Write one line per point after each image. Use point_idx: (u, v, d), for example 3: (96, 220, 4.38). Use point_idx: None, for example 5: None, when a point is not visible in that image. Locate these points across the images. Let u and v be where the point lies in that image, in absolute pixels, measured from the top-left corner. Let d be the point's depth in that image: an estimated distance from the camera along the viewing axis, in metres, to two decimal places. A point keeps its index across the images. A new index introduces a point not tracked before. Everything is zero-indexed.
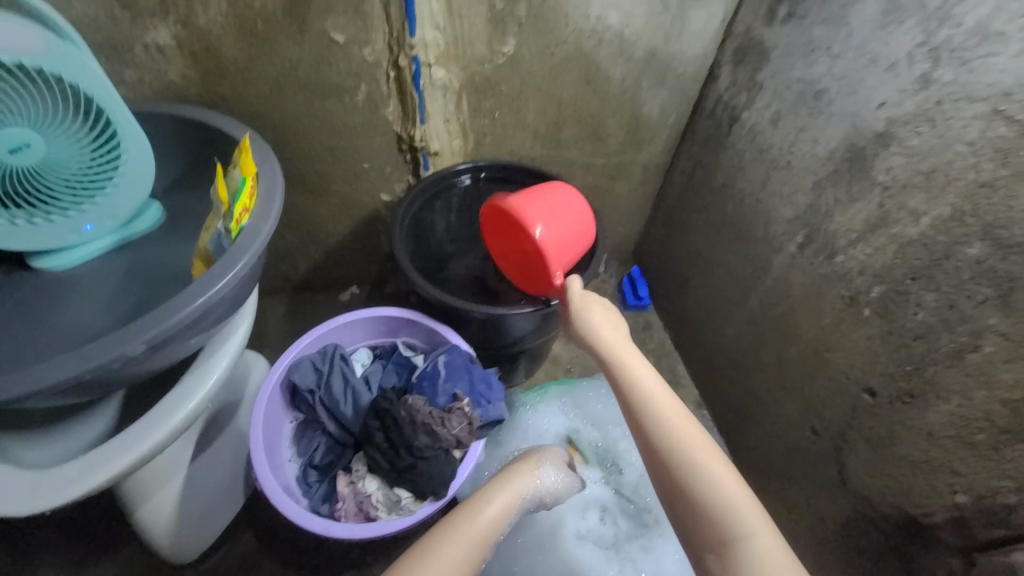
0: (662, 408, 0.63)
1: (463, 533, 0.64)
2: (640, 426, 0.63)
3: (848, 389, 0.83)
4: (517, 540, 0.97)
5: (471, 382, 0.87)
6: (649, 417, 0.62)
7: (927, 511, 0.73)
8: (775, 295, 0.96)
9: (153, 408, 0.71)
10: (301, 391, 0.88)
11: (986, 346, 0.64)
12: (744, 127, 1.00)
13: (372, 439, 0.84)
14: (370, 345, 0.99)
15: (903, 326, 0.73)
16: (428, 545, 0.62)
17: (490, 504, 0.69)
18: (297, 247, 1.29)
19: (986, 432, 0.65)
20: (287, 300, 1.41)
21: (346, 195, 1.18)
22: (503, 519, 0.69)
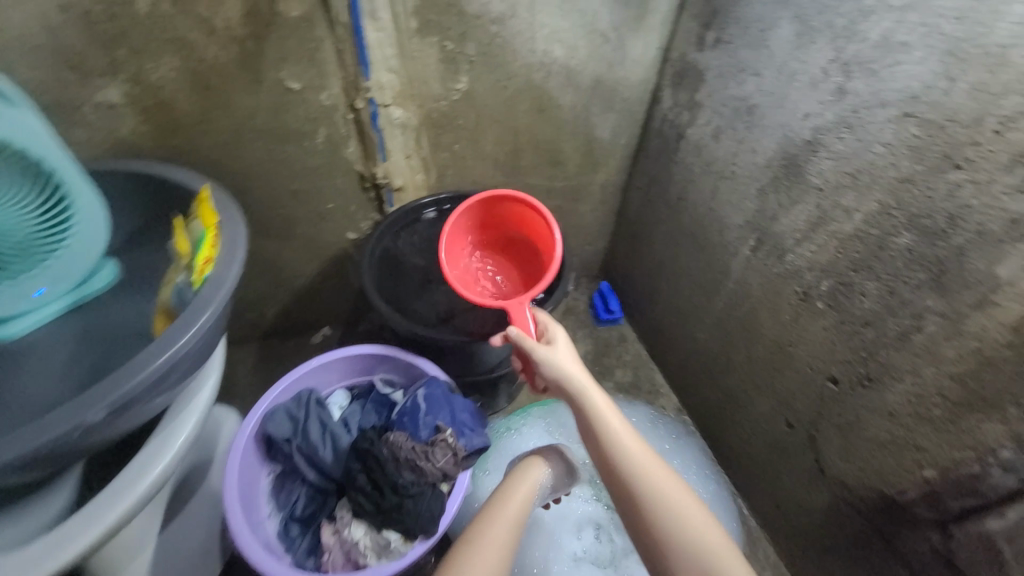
0: (640, 460, 0.66)
1: (489, 538, 0.66)
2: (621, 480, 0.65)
3: (813, 380, 0.87)
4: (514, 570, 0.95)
5: (452, 412, 0.86)
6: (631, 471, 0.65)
7: (901, 489, 0.76)
8: (737, 297, 1.01)
9: (117, 476, 0.67)
10: (277, 441, 0.85)
11: (927, 327, 0.69)
12: (690, 143, 1.06)
13: (355, 483, 0.81)
14: (346, 385, 0.97)
15: (853, 315, 0.78)
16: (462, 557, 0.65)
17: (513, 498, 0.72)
18: (264, 292, 1.27)
19: (940, 406, 0.69)
20: (257, 348, 1.37)
21: (312, 237, 1.18)
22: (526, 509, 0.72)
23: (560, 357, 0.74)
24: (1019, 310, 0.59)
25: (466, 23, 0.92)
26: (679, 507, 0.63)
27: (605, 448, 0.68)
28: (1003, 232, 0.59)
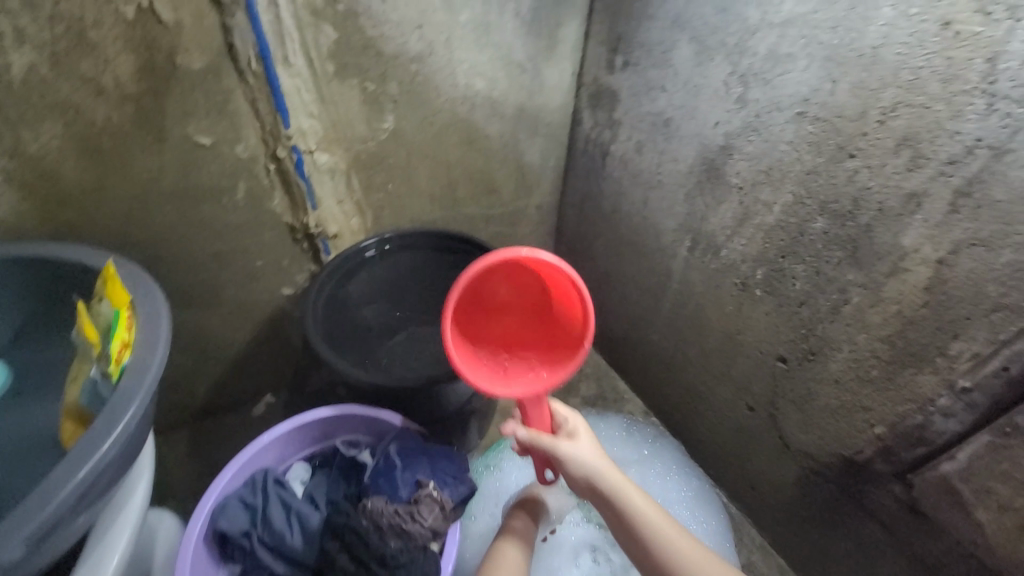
0: (684, 548, 0.68)
1: None
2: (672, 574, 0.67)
3: (764, 362, 0.93)
4: None
5: (431, 462, 0.80)
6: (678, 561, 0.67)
7: (859, 450, 0.82)
8: (683, 297, 1.06)
9: None
10: (233, 538, 0.74)
11: (853, 298, 0.76)
12: (615, 158, 1.12)
13: (336, 564, 0.73)
14: (306, 455, 0.89)
15: (789, 297, 0.85)
16: None
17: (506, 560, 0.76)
18: (191, 368, 1.13)
19: (877, 366, 0.76)
20: (189, 431, 1.22)
21: (241, 299, 1.08)
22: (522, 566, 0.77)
23: (587, 455, 0.71)
24: (927, 272, 0.68)
25: (384, 64, 0.92)
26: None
27: (649, 547, 0.68)
28: (901, 207, 0.68)
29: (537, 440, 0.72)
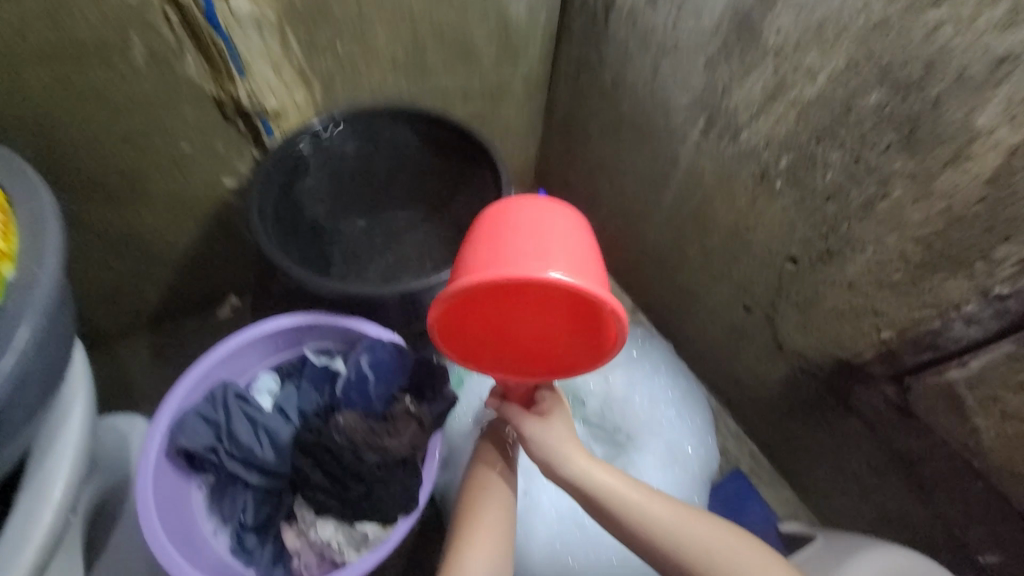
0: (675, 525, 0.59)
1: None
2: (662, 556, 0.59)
3: (772, 262, 0.85)
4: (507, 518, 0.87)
5: (406, 375, 0.74)
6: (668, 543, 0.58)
7: (857, 353, 0.79)
8: (688, 188, 0.94)
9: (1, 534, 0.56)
10: (199, 453, 0.70)
11: (894, 191, 0.66)
12: (622, 13, 0.90)
13: (309, 479, 0.68)
14: (273, 365, 0.82)
15: (815, 189, 0.74)
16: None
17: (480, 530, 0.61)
18: (134, 270, 1.01)
19: (903, 269, 0.69)
20: (148, 335, 1.13)
21: (175, 192, 0.93)
22: (495, 535, 0.61)
23: (555, 435, 0.64)
24: (995, 160, 0.57)
25: None
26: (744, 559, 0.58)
27: (626, 529, 0.60)
28: (984, 75, 0.55)
29: (506, 404, 0.67)
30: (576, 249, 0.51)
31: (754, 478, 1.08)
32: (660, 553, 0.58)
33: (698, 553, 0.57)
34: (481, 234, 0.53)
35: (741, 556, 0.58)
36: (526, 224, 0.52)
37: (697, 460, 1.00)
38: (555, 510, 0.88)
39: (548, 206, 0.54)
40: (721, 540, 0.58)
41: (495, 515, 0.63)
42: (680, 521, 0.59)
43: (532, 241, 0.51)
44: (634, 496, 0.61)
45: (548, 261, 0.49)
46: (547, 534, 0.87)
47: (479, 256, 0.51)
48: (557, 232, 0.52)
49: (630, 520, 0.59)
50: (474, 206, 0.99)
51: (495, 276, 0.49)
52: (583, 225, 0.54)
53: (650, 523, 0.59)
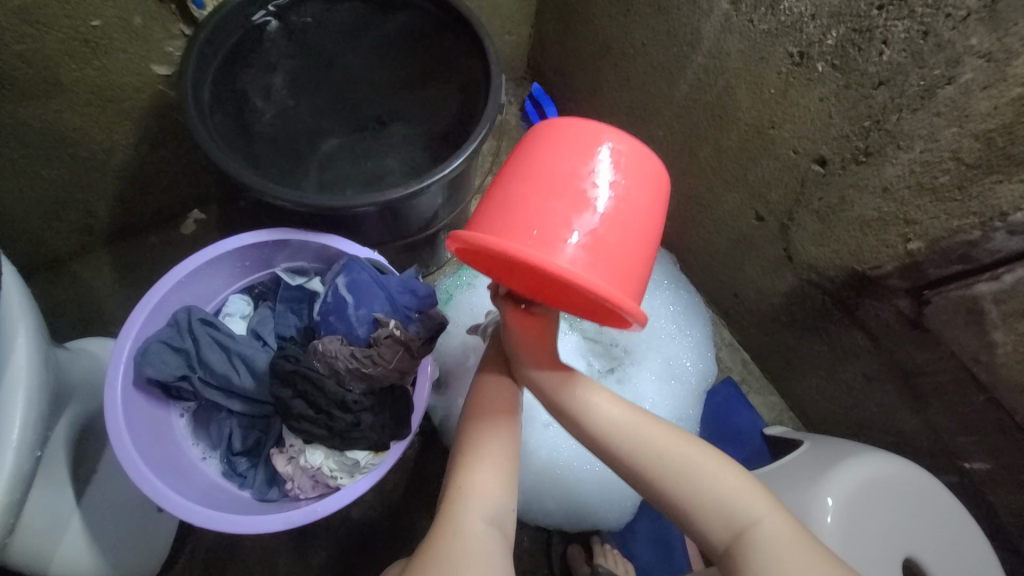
0: (639, 434, 0.55)
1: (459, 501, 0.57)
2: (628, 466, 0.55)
3: (796, 165, 0.76)
4: None
5: (391, 297, 0.68)
6: (632, 453, 0.55)
7: (876, 266, 0.73)
8: (708, 75, 0.80)
9: None
10: (171, 382, 0.66)
11: (963, 76, 0.55)
12: None
13: (292, 410, 0.64)
14: (242, 287, 0.76)
15: (864, 73, 0.62)
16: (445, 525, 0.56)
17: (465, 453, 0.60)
18: (70, 180, 0.89)
19: (951, 171, 0.60)
20: (106, 255, 1.02)
21: (95, 83, 0.78)
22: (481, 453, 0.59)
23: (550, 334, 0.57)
24: None
25: None
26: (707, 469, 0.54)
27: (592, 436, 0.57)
28: None
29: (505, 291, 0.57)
30: (638, 236, 0.48)
31: (744, 386, 1.09)
32: (614, 452, 0.55)
33: (651, 456, 0.54)
34: (539, 183, 0.48)
35: (696, 462, 0.54)
36: (594, 192, 0.47)
37: (696, 375, 1.02)
38: (553, 425, 0.90)
39: (625, 176, 0.48)
40: (681, 451, 0.54)
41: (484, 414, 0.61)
42: (638, 425, 0.56)
43: (600, 221, 0.46)
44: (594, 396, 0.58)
45: (601, 247, 0.45)
46: (543, 447, 0.89)
47: (528, 216, 0.46)
48: (622, 212, 0.47)
49: (586, 421, 0.56)
50: (456, 100, 0.85)
51: (543, 260, 0.44)
52: (651, 208, 0.49)
53: (614, 430, 0.56)
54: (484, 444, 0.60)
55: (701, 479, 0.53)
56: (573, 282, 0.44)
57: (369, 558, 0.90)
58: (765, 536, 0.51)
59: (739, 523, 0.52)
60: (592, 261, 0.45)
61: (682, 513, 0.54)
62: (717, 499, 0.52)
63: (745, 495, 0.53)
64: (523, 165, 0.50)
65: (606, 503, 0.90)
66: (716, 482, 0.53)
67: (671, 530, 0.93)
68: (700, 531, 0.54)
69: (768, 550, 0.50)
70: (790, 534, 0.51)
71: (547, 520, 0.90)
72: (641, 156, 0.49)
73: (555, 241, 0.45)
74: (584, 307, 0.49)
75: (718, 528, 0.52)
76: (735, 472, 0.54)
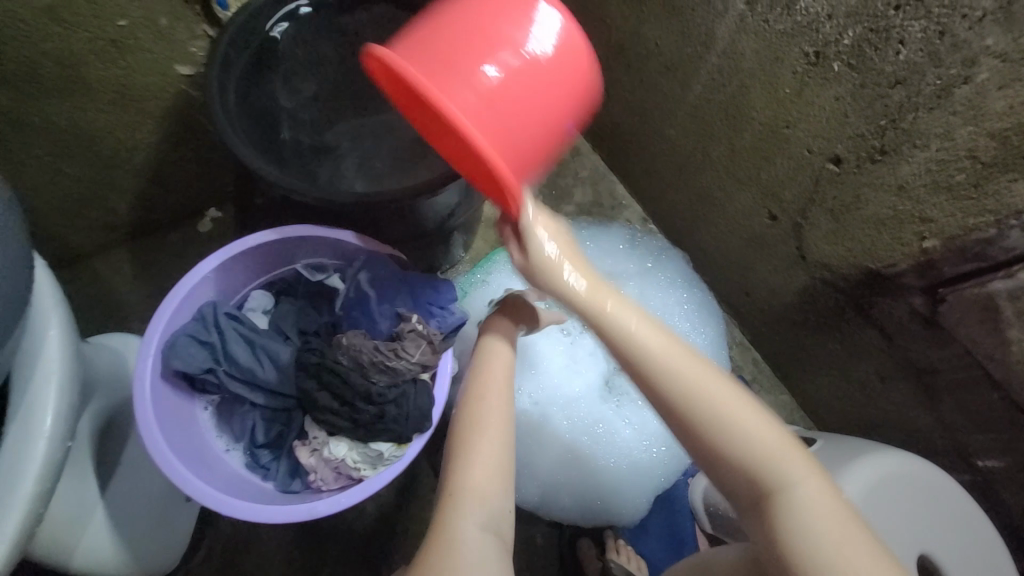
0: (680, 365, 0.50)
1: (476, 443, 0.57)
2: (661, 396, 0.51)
3: (809, 164, 0.77)
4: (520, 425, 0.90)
5: (412, 292, 0.69)
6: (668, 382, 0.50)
7: (891, 264, 0.74)
8: (722, 75, 0.81)
9: None
10: (197, 375, 0.68)
11: (979, 75, 0.56)
12: None
13: (317, 401, 0.66)
14: (264, 283, 0.77)
15: (880, 72, 0.63)
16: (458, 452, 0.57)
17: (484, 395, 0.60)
18: (94, 178, 0.91)
19: (966, 170, 0.61)
20: (125, 252, 1.04)
21: (120, 83, 0.80)
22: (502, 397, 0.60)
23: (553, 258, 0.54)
24: None
25: None
26: (746, 419, 0.49)
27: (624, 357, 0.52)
28: None
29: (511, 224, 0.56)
30: (528, 106, 0.53)
31: (755, 385, 1.10)
32: (656, 389, 0.51)
33: (696, 400, 0.50)
34: (467, 36, 0.52)
35: (738, 410, 0.50)
36: (503, 53, 0.52)
37: None
38: (567, 420, 0.92)
39: (540, 53, 0.53)
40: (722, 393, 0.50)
41: (489, 390, 0.60)
42: (687, 366, 0.51)
43: (497, 74, 0.51)
44: (646, 328, 0.52)
45: (494, 106, 0.51)
46: (559, 441, 0.91)
47: (444, 53, 0.52)
48: (524, 79, 0.52)
49: (635, 353, 0.51)
50: None
51: (428, 89, 0.49)
52: (556, 90, 0.54)
53: (652, 357, 0.51)
54: (502, 391, 0.61)
55: (744, 434, 0.49)
56: (456, 125, 0.49)
57: (385, 551, 0.92)
58: (802, 500, 0.48)
59: (768, 479, 0.49)
60: (466, 104, 0.50)
61: (716, 464, 0.50)
62: (756, 456, 0.49)
63: (784, 452, 0.49)
64: (465, 16, 0.53)
65: (620, 498, 0.92)
66: (758, 440, 0.49)
67: (683, 526, 0.93)
68: (730, 486, 0.51)
69: (802, 513, 0.47)
70: (830, 501, 0.48)
71: (561, 514, 0.91)
72: (568, 45, 0.54)
73: (448, 78, 0.51)
74: (469, 165, 0.54)
75: (750, 486, 0.49)
76: (779, 433, 0.50)
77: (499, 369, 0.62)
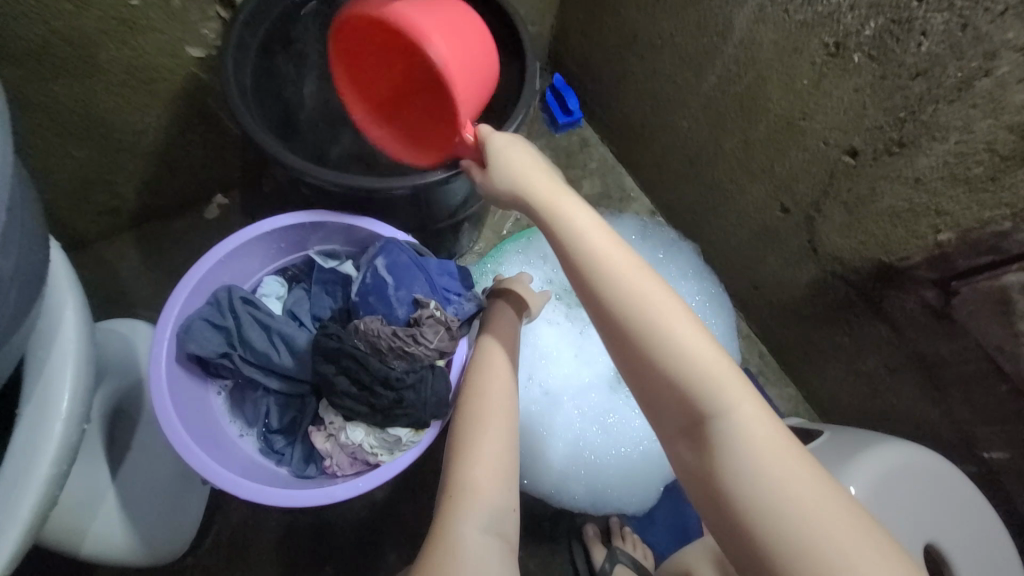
0: (626, 277, 0.52)
1: (485, 426, 0.57)
2: (601, 306, 0.52)
3: (825, 156, 0.77)
4: (530, 415, 0.91)
5: (428, 278, 0.69)
6: (610, 293, 0.51)
7: (905, 256, 0.74)
8: (738, 66, 0.81)
9: (11, 444, 0.54)
10: (211, 359, 0.68)
11: (999, 69, 0.56)
12: None
13: (334, 386, 0.66)
14: (277, 269, 0.77)
15: (900, 65, 0.63)
16: (464, 438, 0.57)
17: (493, 379, 0.61)
18: (102, 161, 0.90)
19: (985, 163, 0.61)
20: (133, 237, 1.03)
21: (130, 65, 0.78)
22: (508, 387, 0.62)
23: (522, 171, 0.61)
24: None
25: None
26: (685, 341, 0.49)
27: (572, 263, 0.55)
28: None
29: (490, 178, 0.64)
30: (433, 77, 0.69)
31: (761, 378, 1.10)
32: (606, 307, 0.52)
33: (643, 319, 0.50)
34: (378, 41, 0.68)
35: (682, 331, 0.49)
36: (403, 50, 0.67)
37: None
38: (576, 410, 0.93)
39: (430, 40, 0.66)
40: (671, 314, 0.50)
41: (493, 384, 0.61)
42: (641, 287, 0.51)
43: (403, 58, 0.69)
44: (608, 251, 0.54)
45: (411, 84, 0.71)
46: (570, 430, 0.92)
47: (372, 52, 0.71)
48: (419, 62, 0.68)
49: (586, 258, 0.54)
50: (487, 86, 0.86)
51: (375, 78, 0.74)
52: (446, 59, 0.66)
53: (602, 267, 0.53)
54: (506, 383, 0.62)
55: (687, 358, 0.48)
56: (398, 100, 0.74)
57: (394, 537, 0.92)
58: (732, 424, 0.47)
59: (707, 410, 0.47)
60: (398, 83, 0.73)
61: (648, 381, 0.50)
62: (700, 384, 0.48)
63: (726, 385, 0.48)
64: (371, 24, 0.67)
65: (629, 488, 0.92)
66: (701, 366, 0.48)
67: (690, 514, 0.95)
68: (663, 407, 0.50)
69: (734, 445, 0.46)
70: (772, 437, 0.46)
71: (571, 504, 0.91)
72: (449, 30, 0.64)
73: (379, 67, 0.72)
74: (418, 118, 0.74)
75: (690, 416, 0.48)
76: (721, 356, 0.49)
77: (501, 364, 0.63)
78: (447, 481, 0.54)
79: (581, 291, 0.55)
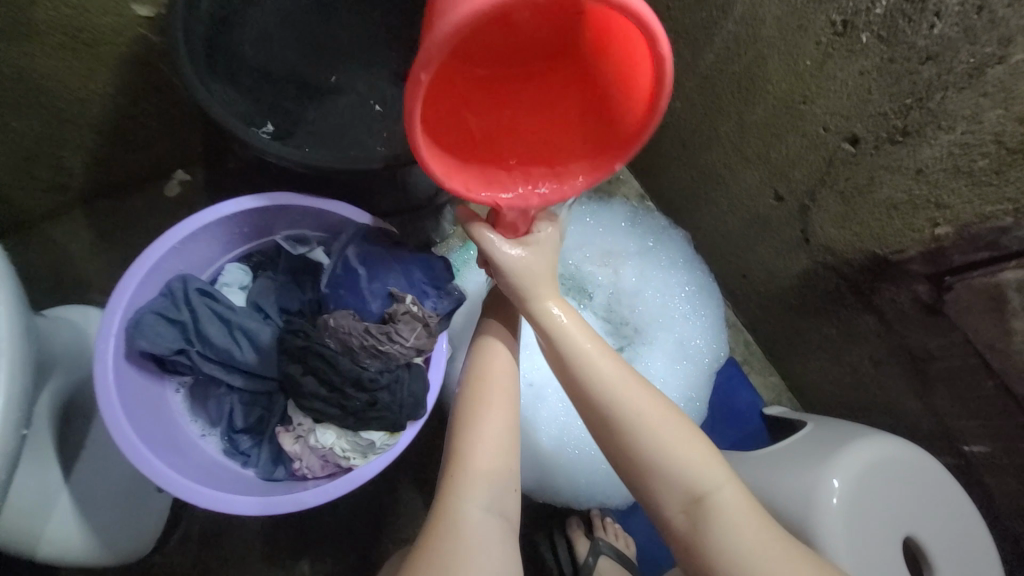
0: (615, 381, 0.54)
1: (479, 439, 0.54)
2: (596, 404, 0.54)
3: (823, 143, 0.73)
4: None
5: (405, 270, 0.64)
6: (604, 394, 0.53)
7: (899, 249, 0.71)
8: (738, 43, 0.76)
9: None
10: (166, 356, 0.63)
11: (1014, 55, 0.52)
12: None
13: (302, 387, 0.61)
14: (240, 255, 0.71)
15: (910, 47, 0.59)
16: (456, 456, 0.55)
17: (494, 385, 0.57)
18: (44, 132, 0.81)
19: (989, 155, 0.58)
20: (86, 216, 0.95)
21: (67, 22, 0.69)
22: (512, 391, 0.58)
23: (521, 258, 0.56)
24: None
25: None
26: (672, 438, 0.53)
27: (565, 364, 0.55)
28: None
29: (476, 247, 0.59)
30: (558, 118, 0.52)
31: (745, 366, 1.10)
32: (596, 401, 0.54)
33: (634, 421, 0.52)
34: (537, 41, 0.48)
35: (667, 426, 0.53)
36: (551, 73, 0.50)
37: (708, 355, 1.03)
38: (561, 403, 0.90)
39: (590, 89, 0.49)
40: (656, 410, 0.53)
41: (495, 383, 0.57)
42: (627, 386, 0.54)
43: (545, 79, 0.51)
44: (597, 352, 0.55)
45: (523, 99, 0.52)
46: (553, 424, 0.90)
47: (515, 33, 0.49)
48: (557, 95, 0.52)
49: (578, 358, 0.54)
50: None
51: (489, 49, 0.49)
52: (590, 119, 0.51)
53: (594, 369, 0.54)
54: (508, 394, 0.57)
55: (672, 448, 0.52)
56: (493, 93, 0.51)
57: (371, 531, 0.89)
58: (717, 507, 0.51)
59: (696, 494, 0.52)
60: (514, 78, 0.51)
61: (641, 471, 0.53)
62: (687, 474, 0.52)
63: (708, 468, 0.52)
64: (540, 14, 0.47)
65: (614, 482, 0.91)
66: (687, 456, 0.52)
67: None
68: (655, 492, 0.53)
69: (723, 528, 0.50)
70: (749, 514, 0.52)
71: (553, 498, 0.89)
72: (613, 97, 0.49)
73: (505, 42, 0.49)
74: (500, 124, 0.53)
75: (675, 496, 0.52)
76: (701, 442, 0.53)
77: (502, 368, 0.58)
78: (449, 462, 0.55)
79: (572, 388, 0.56)
